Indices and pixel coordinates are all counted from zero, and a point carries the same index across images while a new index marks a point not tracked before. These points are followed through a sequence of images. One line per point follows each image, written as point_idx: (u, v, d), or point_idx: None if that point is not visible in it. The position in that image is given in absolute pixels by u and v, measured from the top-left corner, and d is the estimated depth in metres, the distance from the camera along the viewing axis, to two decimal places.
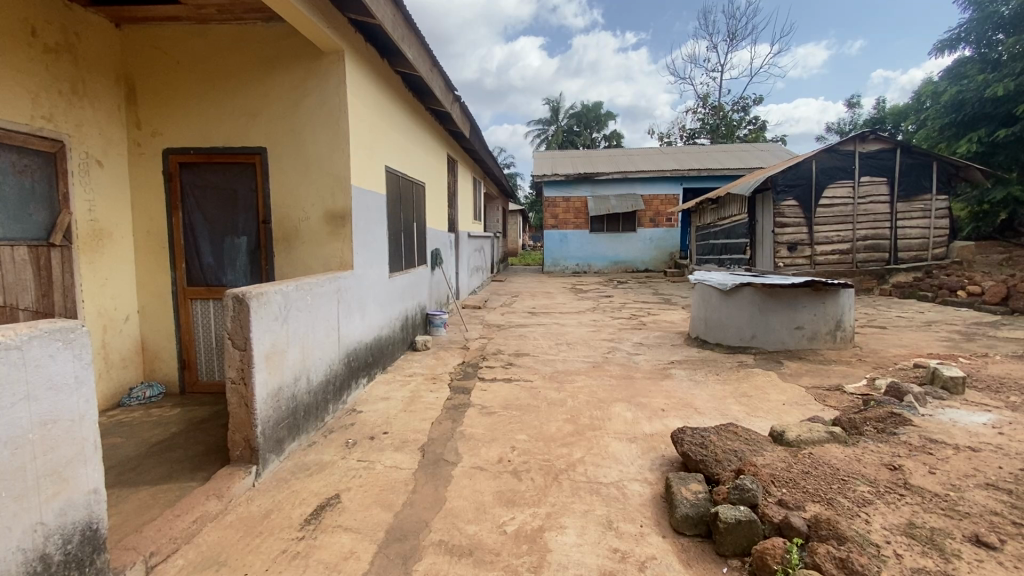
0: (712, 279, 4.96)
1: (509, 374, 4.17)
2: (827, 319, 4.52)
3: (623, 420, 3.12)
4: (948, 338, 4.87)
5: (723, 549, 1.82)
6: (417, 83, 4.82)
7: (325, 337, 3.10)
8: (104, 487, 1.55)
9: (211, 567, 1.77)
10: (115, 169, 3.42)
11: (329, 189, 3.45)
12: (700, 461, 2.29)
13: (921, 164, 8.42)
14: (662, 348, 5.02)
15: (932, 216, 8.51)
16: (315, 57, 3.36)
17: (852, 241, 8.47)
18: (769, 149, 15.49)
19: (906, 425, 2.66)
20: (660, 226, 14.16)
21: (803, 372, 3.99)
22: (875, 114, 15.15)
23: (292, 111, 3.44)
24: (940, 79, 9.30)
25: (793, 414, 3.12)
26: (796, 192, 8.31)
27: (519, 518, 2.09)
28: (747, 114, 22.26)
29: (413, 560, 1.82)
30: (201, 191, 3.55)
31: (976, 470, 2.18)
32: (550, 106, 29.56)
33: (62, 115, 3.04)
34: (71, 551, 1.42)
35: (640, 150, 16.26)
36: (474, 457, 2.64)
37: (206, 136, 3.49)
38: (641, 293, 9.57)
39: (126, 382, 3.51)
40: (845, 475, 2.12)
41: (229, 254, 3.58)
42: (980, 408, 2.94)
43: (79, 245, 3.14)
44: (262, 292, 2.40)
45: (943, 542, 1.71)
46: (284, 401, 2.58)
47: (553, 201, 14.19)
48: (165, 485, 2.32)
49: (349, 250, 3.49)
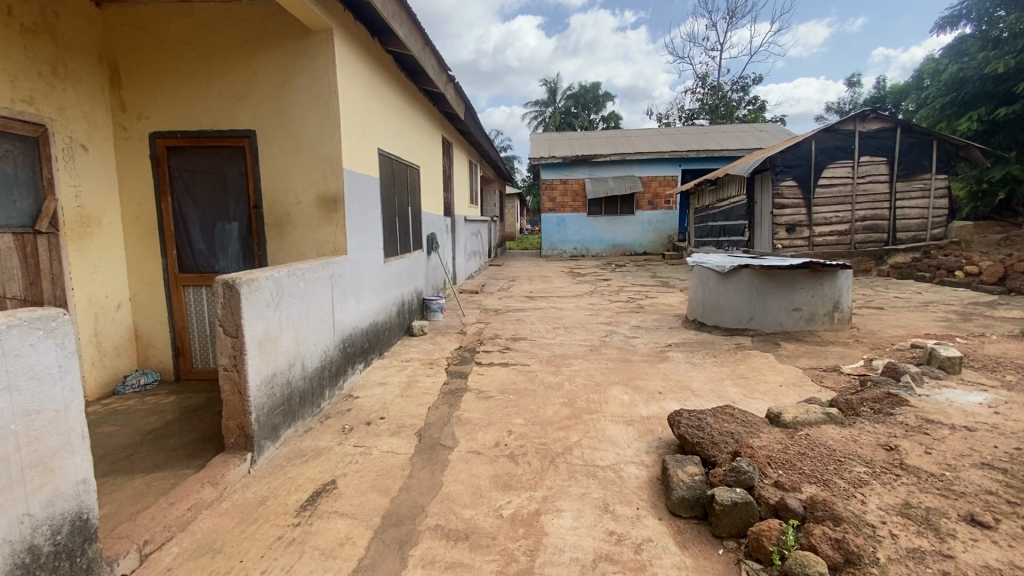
0: (710, 262, 4.93)
1: (506, 358, 4.15)
2: (825, 300, 4.50)
3: (620, 403, 3.12)
4: (945, 318, 4.88)
5: (719, 530, 1.82)
6: (410, 64, 4.72)
7: (319, 323, 3.07)
8: (93, 476, 1.53)
9: (205, 554, 1.76)
10: (100, 154, 3.35)
11: (320, 172, 3.39)
12: (697, 443, 2.28)
13: (921, 143, 8.34)
14: (659, 331, 4.99)
15: (931, 196, 8.46)
16: (302, 36, 3.28)
17: (851, 222, 8.42)
18: (767, 129, 15.35)
19: (903, 406, 2.65)
20: (658, 209, 14.07)
21: (800, 353, 3.98)
22: (875, 92, 14.98)
23: (279, 93, 3.35)
24: (942, 57, 9.18)
25: (790, 395, 3.11)
26: (795, 172, 8.22)
27: (516, 501, 2.09)
28: (746, 93, 21.96)
29: (410, 545, 1.83)
30: (190, 176, 3.49)
31: (973, 450, 2.18)
32: (546, 88, 29.16)
33: (44, 99, 2.97)
34: (61, 542, 1.42)
35: (639, 131, 16.06)
36: (470, 442, 2.63)
37: (193, 118, 3.41)
38: (638, 276, 9.53)
39: (120, 370, 3.47)
40: (841, 456, 2.12)
41: (220, 240, 3.53)
42: (977, 388, 2.94)
43: (67, 231, 3.09)
44: (254, 278, 2.36)
45: (938, 522, 1.71)
46: (278, 388, 2.56)
47: (550, 184, 14.07)
48: (159, 473, 2.31)
49: (342, 235, 3.45)
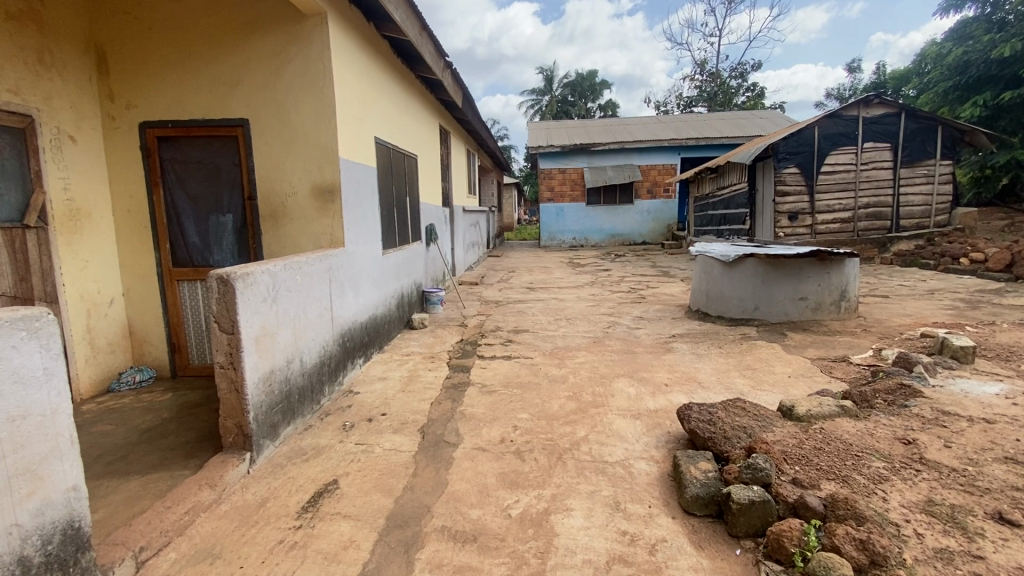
0: (713, 252, 4.85)
1: (509, 351, 4.07)
2: (831, 289, 4.44)
3: (626, 396, 3.06)
4: (952, 306, 4.82)
5: (735, 530, 1.76)
6: (407, 50, 4.59)
7: (317, 318, 2.99)
8: (85, 483, 1.45)
9: (204, 560, 1.70)
10: (89, 145, 3.24)
11: (317, 161, 3.29)
12: (709, 438, 2.21)
13: (925, 128, 8.24)
14: (663, 322, 4.93)
15: (935, 182, 8.38)
16: (296, 21, 3.15)
17: (853, 209, 8.35)
18: (768, 116, 15.20)
19: (918, 397, 2.59)
20: (658, 197, 13.96)
21: (808, 344, 3.92)
22: (875, 78, 14.86)
23: (274, 80, 3.24)
24: (945, 40, 9.05)
25: (800, 387, 3.05)
26: (798, 159, 8.12)
27: (524, 500, 2.03)
28: (745, 80, 21.73)
29: (416, 547, 1.76)
30: (181, 166, 3.38)
31: (993, 444, 2.12)
32: (543, 76, 28.82)
33: (30, 88, 2.85)
34: (53, 552, 1.34)
35: (637, 118, 15.88)
36: (475, 438, 2.57)
37: (184, 107, 3.29)
38: (638, 266, 9.45)
39: (115, 367, 3.40)
40: (859, 451, 2.07)
41: (215, 233, 3.43)
42: (992, 378, 2.88)
43: (56, 225, 2.99)
44: (249, 272, 2.27)
45: (964, 520, 1.66)
46: (276, 385, 2.49)
47: (548, 173, 13.93)
48: (155, 474, 2.24)
49: (340, 226, 3.36)
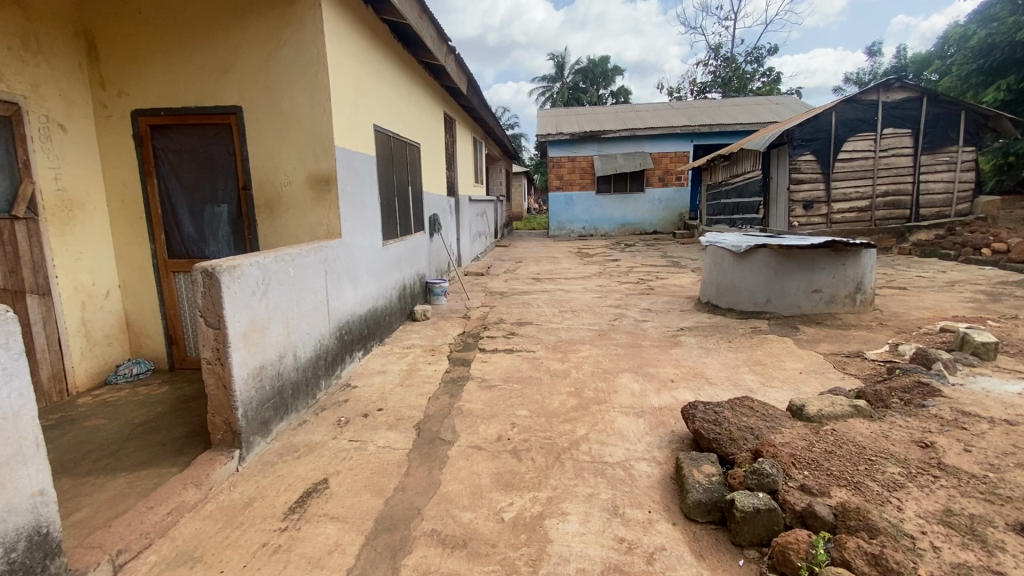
0: (724, 241, 4.70)
1: (511, 344, 3.98)
2: (846, 281, 4.28)
3: (630, 393, 2.96)
4: (973, 298, 4.63)
5: (739, 539, 1.67)
6: (407, 33, 4.46)
7: (312, 310, 2.92)
8: (52, 487, 1.39)
9: (184, 564, 1.65)
10: (80, 133, 3.18)
11: (311, 149, 3.21)
12: (714, 440, 2.11)
13: (948, 113, 7.92)
14: (671, 314, 4.80)
15: (957, 169, 8.08)
16: (287, 4, 3.05)
17: (871, 197, 8.09)
18: (783, 101, 14.80)
19: (937, 397, 2.46)
20: (669, 186, 13.71)
21: (820, 338, 3.78)
22: (896, 61, 14.40)
23: (265, 65, 3.15)
24: (970, 22, 8.69)
25: (811, 383, 2.94)
26: (814, 146, 7.87)
27: (518, 503, 1.95)
28: (761, 65, 21.19)
29: (403, 553, 1.69)
30: (175, 155, 3.31)
31: (1016, 448, 1.99)
32: (554, 62, 28.36)
33: (15, 75, 2.79)
34: (17, 559, 1.28)
35: (649, 105, 15.58)
36: (471, 436, 2.49)
37: (176, 94, 3.22)
38: (649, 256, 9.28)
39: (112, 359, 3.37)
40: (872, 455, 1.95)
41: (210, 223, 3.37)
42: (1014, 375, 2.74)
43: (47, 216, 2.95)
44: (235, 265, 2.19)
45: (985, 532, 1.54)
46: (267, 380, 2.43)
47: (557, 161, 13.74)
48: (142, 472, 2.19)
49: (337, 217, 3.28)
